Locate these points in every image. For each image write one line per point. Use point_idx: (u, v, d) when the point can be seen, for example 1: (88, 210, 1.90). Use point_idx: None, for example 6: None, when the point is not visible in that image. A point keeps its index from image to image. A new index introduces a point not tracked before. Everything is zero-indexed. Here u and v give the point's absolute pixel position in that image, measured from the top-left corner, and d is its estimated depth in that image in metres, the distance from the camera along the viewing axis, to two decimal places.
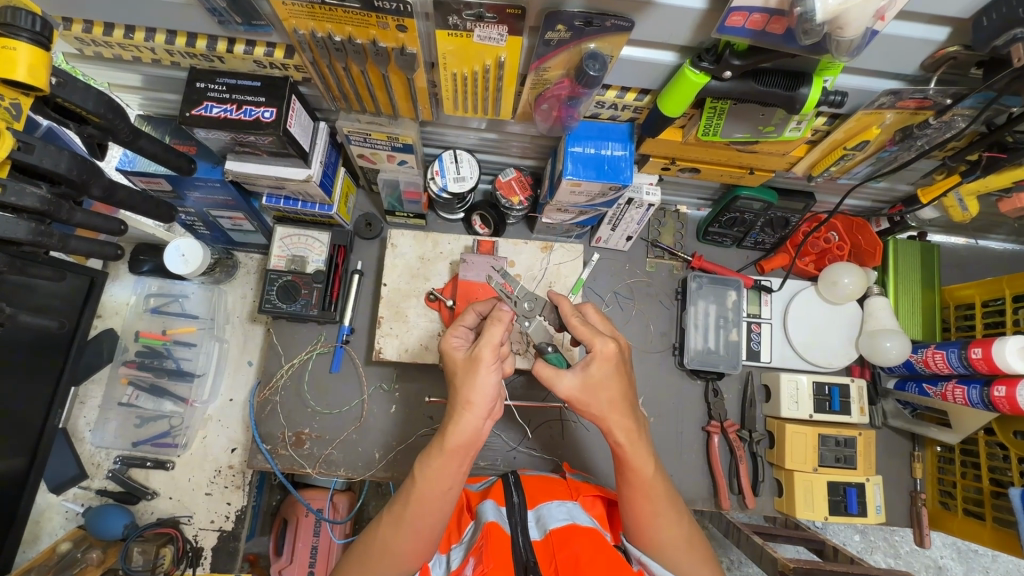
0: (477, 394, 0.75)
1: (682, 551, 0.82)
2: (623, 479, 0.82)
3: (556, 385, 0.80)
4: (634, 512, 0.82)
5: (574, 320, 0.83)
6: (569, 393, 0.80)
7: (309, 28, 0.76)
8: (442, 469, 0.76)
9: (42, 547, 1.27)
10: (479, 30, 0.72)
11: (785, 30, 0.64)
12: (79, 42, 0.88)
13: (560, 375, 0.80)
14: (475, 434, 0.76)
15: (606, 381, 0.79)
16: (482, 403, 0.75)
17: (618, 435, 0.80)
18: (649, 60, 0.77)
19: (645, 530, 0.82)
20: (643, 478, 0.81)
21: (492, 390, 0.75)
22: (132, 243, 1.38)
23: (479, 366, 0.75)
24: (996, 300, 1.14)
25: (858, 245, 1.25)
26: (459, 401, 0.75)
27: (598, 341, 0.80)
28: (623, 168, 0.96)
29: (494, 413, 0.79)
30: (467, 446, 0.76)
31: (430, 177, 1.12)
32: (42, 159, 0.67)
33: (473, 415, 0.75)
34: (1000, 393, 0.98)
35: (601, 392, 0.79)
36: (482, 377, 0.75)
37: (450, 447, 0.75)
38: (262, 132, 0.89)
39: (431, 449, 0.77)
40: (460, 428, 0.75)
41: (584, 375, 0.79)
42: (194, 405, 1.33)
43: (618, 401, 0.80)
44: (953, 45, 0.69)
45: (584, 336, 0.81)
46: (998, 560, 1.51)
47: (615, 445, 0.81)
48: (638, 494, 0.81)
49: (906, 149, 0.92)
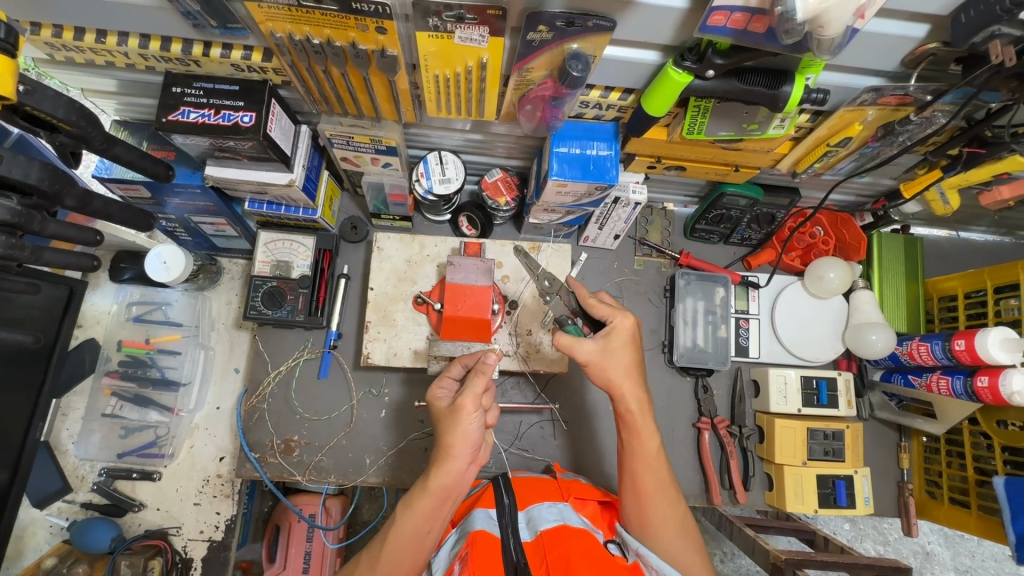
0: (459, 439, 0.75)
1: (674, 530, 0.84)
2: (629, 449, 0.87)
3: (576, 351, 0.85)
4: (635, 487, 0.86)
5: (592, 300, 0.92)
6: (588, 358, 0.85)
7: (286, 31, 0.75)
8: (422, 513, 0.76)
9: (25, 563, 1.24)
10: (460, 32, 0.72)
11: (767, 28, 0.64)
12: (49, 48, 0.85)
13: (580, 342, 0.85)
14: (459, 479, 0.77)
15: (623, 351, 0.86)
16: (464, 448, 0.76)
17: (631, 401, 0.86)
18: (632, 59, 0.77)
19: (643, 506, 0.85)
20: (647, 450, 0.86)
21: (473, 437, 0.76)
22: (112, 250, 1.35)
23: (460, 415, 0.75)
24: (978, 291, 1.16)
25: (843, 240, 1.27)
26: (442, 446, 0.76)
27: (619, 316, 0.88)
28: (608, 167, 0.96)
29: (476, 458, 0.80)
30: (449, 490, 0.77)
31: (416, 179, 1.11)
32: (12, 170, 0.65)
33: (457, 462, 0.76)
34: (983, 383, 1.00)
35: (619, 358, 0.86)
36: (463, 425, 0.75)
37: (434, 489, 0.76)
38: (241, 137, 0.87)
39: (414, 491, 0.78)
40: (443, 473, 0.75)
41: (605, 341, 0.85)
42: (180, 414, 1.31)
43: (632, 368, 0.87)
44: (932, 42, 0.70)
45: (605, 312, 0.90)
46: (984, 544, 1.54)
47: (626, 412, 0.87)
48: (639, 465, 0.86)
49: (888, 145, 0.92)
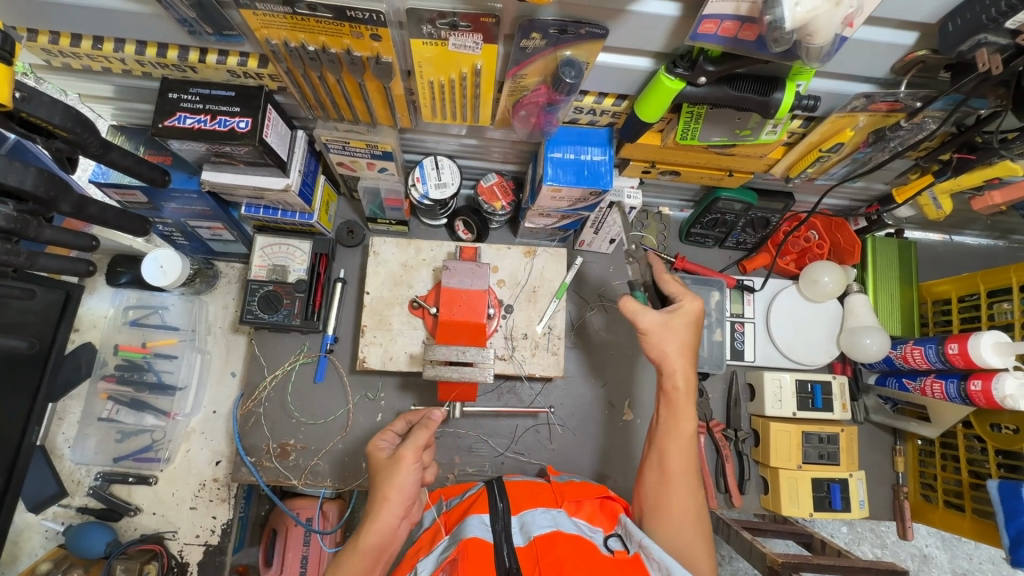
0: (394, 491, 0.81)
1: (686, 515, 0.87)
2: (665, 425, 0.93)
3: (638, 318, 0.94)
4: (662, 463, 0.90)
5: (666, 277, 1.02)
6: (648, 326, 0.94)
7: (282, 38, 0.75)
8: (352, 569, 0.78)
9: (21, 568, 1.24)
10: (454, 39, 0.72)
11: (757, 37, 0.64)
12: (45, 54, 0.86)
13: (644, 310, 0.94)
14: (390, 536, 0.80)
15: (682, 329, 0.95)
16: (399, 497, 0.81)
17: (679, 379, 0.93)
18: (625, 66, 0.77)
19: (664, 484, 0.89)
20: (683, 430, 0.92)
21: (409, 488, 0.82)
22: (109, 255, 1.36)
23: (401, 464, 0.82)
24: (972, 295, 1.17)
25: (837, 244, 1.27)
26: (378, 495, 0.81)
27: (688, 296, 0.97)
28: (603, 173, 0.97)
29: (408, 515, 0.84)
30: (381, 549, 0.79)
31: (412, 184, 1.11)
32: (7, 176, 0.65)
33: (390, 513, 0.80)
34: (976, 387, 1.00)
35: (678, 334, 0.95)
36: (401, 475, 0.81)
37: (365, 548, 0.78)
38: (236, 143, 0.87)
39: (344, 551, 0.80)
40: (376, 527, 0.79)
41: (667, 316, 0.94)
42: (176, 418, 1.31)
43: (687, 350, 0.95)
44: (921, 49, 0.70)
45: (675, 290, 0.99)
46: (980, 547, 1.54)
47: (672, 389, 0.93)
48: (672, 444, 0.91)
49: (879, 150, 0.93)
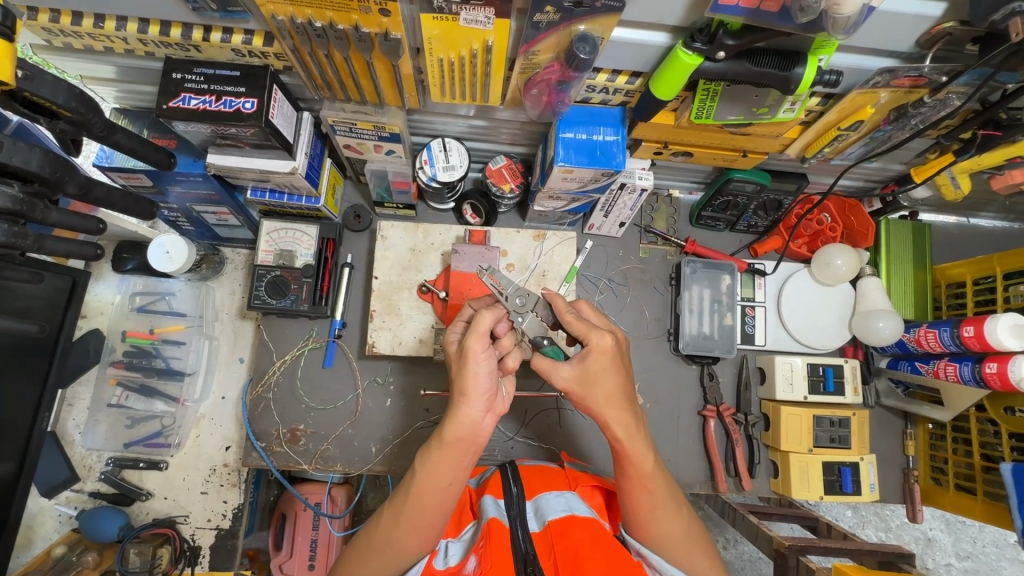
0: (470, 382, 0.72)
1: (679, 542, 0.82)
2: (622, 472, 0.81)
3: (552, 377, 0.80)
4: (634, 506, 0.82)
5: (569, 316, 0.81)
6: (566, 385, 0.79)
7: (288, 14, 0.73)
8: (442, 462, 0.75)
9: (36, 551, 1.25)
10: (465, 13, 0.70)
11: (780, 8, 0.63)
12: (47, 33, 0.84)
13: (556, 367, 0.79)
14: (474, 425, 0.74)
15: (607, 374, 0.78)
16: (478, 393, 0.73)
17: (617, 429, 0.79)
18: (640, 41, 0.75)
19: (643, 524, 0.82)
20: (642, 471, 0.80)
21: (485, 380, 0.73)
22: (114, 241, 1.34)
23: (468, 357, 0.72)
24: (987, 278, 1.15)
25: (851, 226, 1.25)
26: (456, 392, 0.73)
27: (595, 335, 0.78)
28: (615, 153, 0.95)
29: (493, 406, 0.77)
30: (467, 439, 0.74)
31: (419, 166, 1.09)
32: (11, 157, 0.64)
33: (471, 406, 0.73)
34: (991, 369, 0.99)
35: (600, 387, 0.78)
36: (472, 367, 0.72)
37: (451, 440, 0.74)
38: (243, 124, 0.86)
39: (431, 445, 0.76)
40: (458, 421, 0.73)
41: (581, 366, 0.78)
42: (185, 404, 1.31)
43: (615, 395, 0.78)
44: (949, 21, 0.68)
45: (579, 330, 0.79)
46: (985, 530, 1.54)
47: (614, 440, 0.80)
48: (636, 486, 0.81)
49: (900, 128, 0.91)
